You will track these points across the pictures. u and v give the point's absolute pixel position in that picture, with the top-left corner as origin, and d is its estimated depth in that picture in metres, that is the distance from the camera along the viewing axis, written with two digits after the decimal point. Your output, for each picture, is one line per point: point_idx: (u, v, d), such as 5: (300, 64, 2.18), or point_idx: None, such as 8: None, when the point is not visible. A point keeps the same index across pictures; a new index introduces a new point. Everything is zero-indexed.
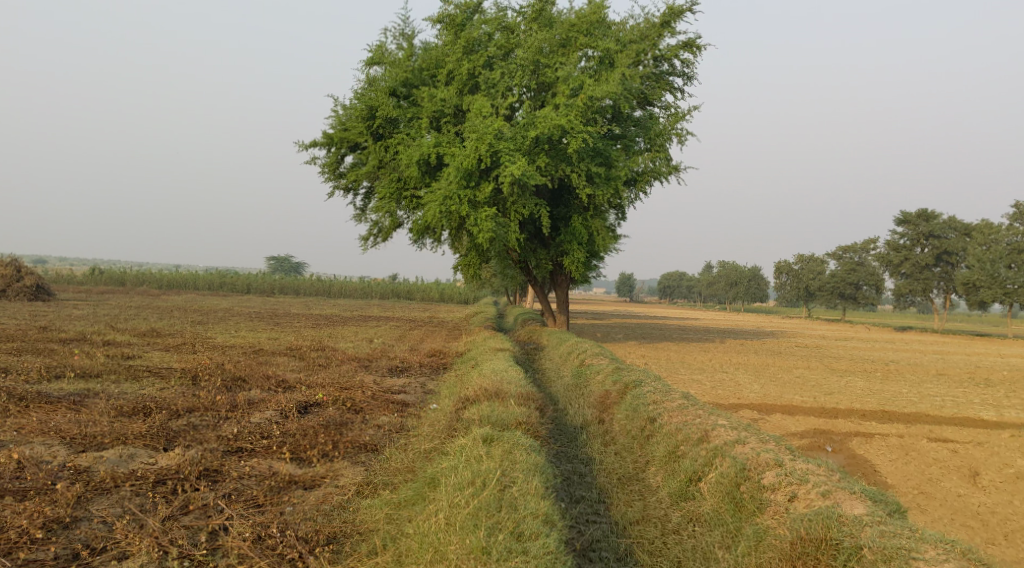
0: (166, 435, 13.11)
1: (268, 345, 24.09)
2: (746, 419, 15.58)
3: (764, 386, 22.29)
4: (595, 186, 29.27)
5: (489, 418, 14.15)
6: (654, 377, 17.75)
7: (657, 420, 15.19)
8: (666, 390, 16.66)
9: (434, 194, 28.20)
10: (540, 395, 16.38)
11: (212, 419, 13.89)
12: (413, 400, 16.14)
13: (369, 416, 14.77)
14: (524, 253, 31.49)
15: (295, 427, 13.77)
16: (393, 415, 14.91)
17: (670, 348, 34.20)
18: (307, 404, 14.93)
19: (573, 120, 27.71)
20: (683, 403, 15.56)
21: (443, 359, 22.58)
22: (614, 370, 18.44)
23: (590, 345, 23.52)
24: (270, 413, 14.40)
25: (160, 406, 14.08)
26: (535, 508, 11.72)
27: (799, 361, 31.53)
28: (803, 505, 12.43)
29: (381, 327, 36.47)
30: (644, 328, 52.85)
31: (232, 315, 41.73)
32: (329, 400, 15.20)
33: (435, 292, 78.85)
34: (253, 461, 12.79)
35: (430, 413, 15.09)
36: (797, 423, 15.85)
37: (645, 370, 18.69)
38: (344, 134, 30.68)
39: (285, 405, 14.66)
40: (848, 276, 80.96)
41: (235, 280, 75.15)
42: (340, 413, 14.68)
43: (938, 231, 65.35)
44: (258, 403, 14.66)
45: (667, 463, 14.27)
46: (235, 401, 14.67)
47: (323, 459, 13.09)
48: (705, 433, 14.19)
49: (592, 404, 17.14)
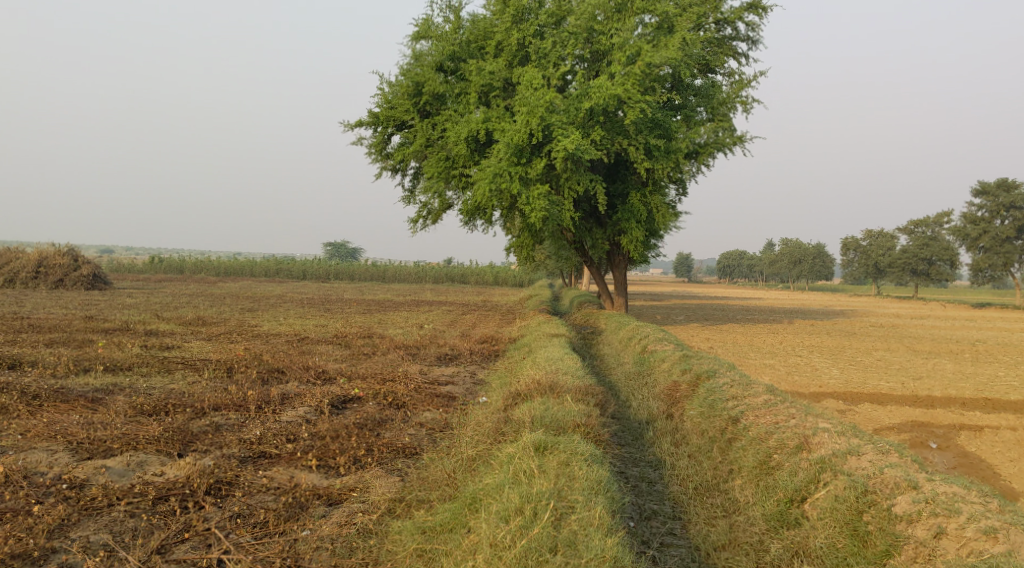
0: (182, 439, 12.06)
1: (314, 333, 23.07)
2: (835, 414, 14.02)
3: (844, 372, 20.66)
4: (654, 160, 27.71)
5: (543, 419, 12.79)
6: (727, 365, 16.25)
7: (740, 421, 13.71)
8: (743, 381, 15.17)
9: (483, 172, 26.86)
10: (601, 388, 15.02)
11: (237, 419, 12.81)
12: (462, 392, 14.89)
13: (412, 413, 13.56)
14: (579, 232, 30.06)
15: (326, 428, 12.60)
16: (437, 411, 13.69)
17: (737, 330, 32.54)
18: (344, 399, 13.79)
19: (630, 90, 26.17)
20: (769, 400, 14.08)
21: (497, 345, 21.30)
22: (681, 357, 16.98)
23: (651, 329, 22.02)
24: (304, 410, 13.29)
25: (184, 404, 13.07)
26: (600, 551, 10.35)
27: (877, 342, 29.78)
28: (956, 544, 10.97)
29: (434, 312, 35.32)
30: (708, 309, 51.09)
31: (284, 302, 41.00)
32: (369, 393, 14.03)
33: (491, 276, 77.73)
34: (274, 470, 11.64)
35: (478, 408, 13.82)
36: (890, 415, 14.25)
37: (717, 358, 17.19)
38: (390, 112, 29.51)
39: (321, 400, 13.52)
40: (921, 251, 78.08)
41: (291, 267, 74.84)
42: (380, 410, 13.51)
43: (1019, 203, 62.42)
44: (292, 399, 13.54)
45: (758, 476, 12.70)
46: (268, 397, 13.60)
47: (355, 466, 11.91)
48: (805, 441, 12.78)
49: (658, 396, 15.72)
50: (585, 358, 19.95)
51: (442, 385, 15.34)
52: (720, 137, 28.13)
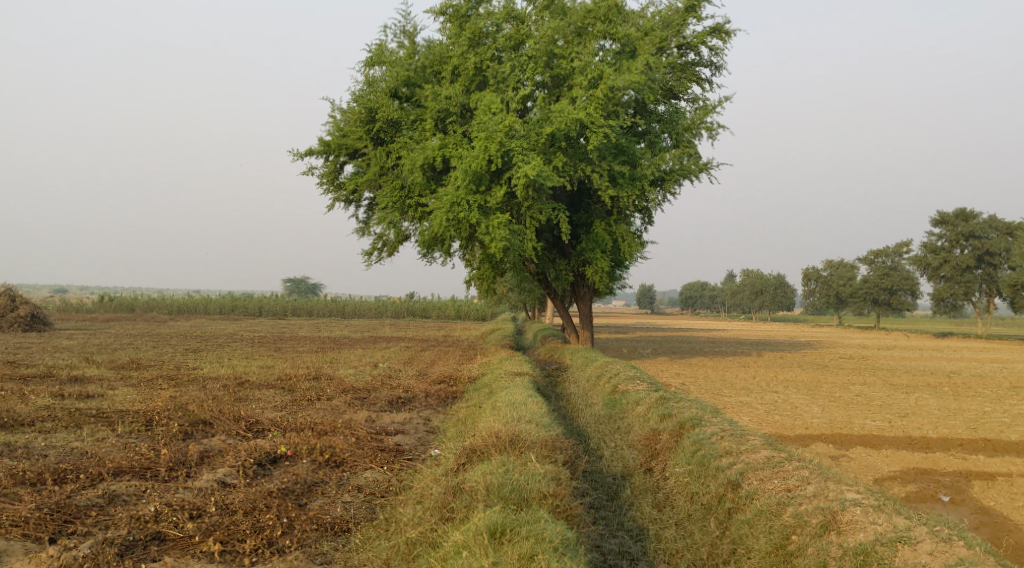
0: (61, 519, 10.37)
1: (256, 377, 21.33)
2: (829, 464, 12.67)
3: (826, 410, 19.24)
4: (618, 187, 26.44)
5: (500, 489, 11.19)
6: (711, 411, 14.76)
7: (742, 487, 12.14)
8: (729, 431, 13.68)
9: (440, 201, 25.39)
10: (570, 440, 13.49)
11: (137, 488, 11.12)
12: (412, 445, 13.28)
13: (350, 475, 11.95)
14: (542, 264, 28.65)
15: (240, 500, 10.91)
16: (380, 472, 12.09)
17: (706, 364, 31.15)
18: (273, 459, 12.14)
19: (592, 114, 24.88)
20: (771, 457, 12.53)
21: (455, 386, 19.68)
22: (657, 400, 15.51)
23: (621, 366, 20.50)
24: (223, 472, 11.63)
25: (77, 469, 11.39)
26: None
27: (851, 375, 28.60)
28: None
29: (391, 349, 33.61)
30: (673, 342, 49.74)
31: (234, 341, 39.05)
32: (302, 450, 12.39)
33: (452, 310, 76.10)
34: (163, 561, 9.92)
35: (429, 467, 12.23)
36: (888, 462, 12.96)
37: (698, 401, 15.72)
38: (342, 140, 27.97)
39: (244, 460, 11.88)
40: (882, 281, 77.70)
41: (246, 303, 72.55)
42: (312, 471, 11.88)
43: (979, 232, 62.28)
44: (210, 460, 11.88)
45: (775, 565, 11.11)
46: (184, 456, 11.94)
47: (268, 550, 10.24)
48: (831, 518, 11.12)
49: (634, 448, 14.23)
50: (551, 399, 18.37)
51: (392, 435, 13.70)
52: (686, 164, 26.94)
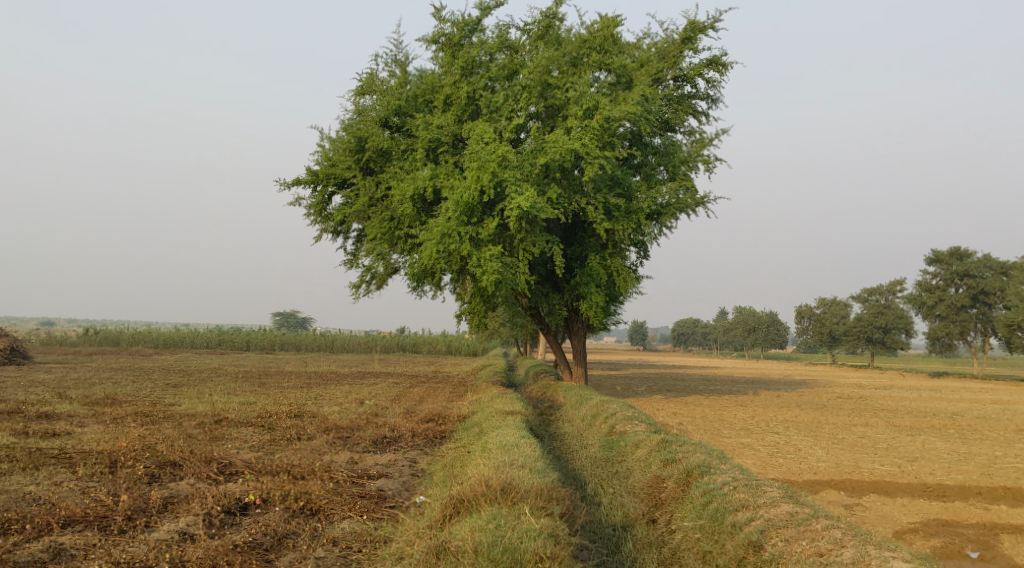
0: None
1: (235, 414, 20.44)
2: (846, 515, 11.86)
3: (832, 453, 18.43)
4: (614, 220, 25.75)
5: (490, 550, 10.43)
6: (716, 456, 13.95)
7: (765, 549, 11.27)
8: (741, 481, 12.84)
9: (430, 232, 24.68)
10: (567, 488, 12.65)
11: (88, 540, 10.24)
12: (396, 490, 12.41)
13: (326, 525, 11.08)
14: (535, 298, 27.90)
15: (198, 555, 10.03)
16: (359, 522, 11.22)
17: (702, 402, 30.33)
18: (243, 507, 11.27)
19: (587, 145, 24.23)
20: (793, 514, 11.68)
21: (444, 425, 18.82)
22: (658, 443, 14.69)
23: (618, 404, 19.67)
24: (186, 521, 10.77)
25: (25, 519, 10.53)
26: None
27: (852, 416, 27.80)
28: None
29: (378, 385, 32.66)
30: (667, 379, 48.88)
31: (217, 376, 38.04)
32: (276, 496, 11.52)
33: (443, 346, 75.15)
34: None
35: (413, 518, 11.36)
36: (907, 512, 12.20)
37: (703, 445, 14.93)
38: (331, 170, 27.24)
39: (211, 509, 11.01)
40: (875, 319, 77.14)
41: (234, 337, 71.45)
42: (284, 521, 11.01)
43: (974, 271, 61.87)
44: (174, 507, 11.02)
45: None
46: (146, 503, 11.08)
47: None
48: None
49: (636, 496, 13.40)
50: (544, 440, 17.52)
51: (375, 479, 12.84)
52: (682, 197, 26.27)
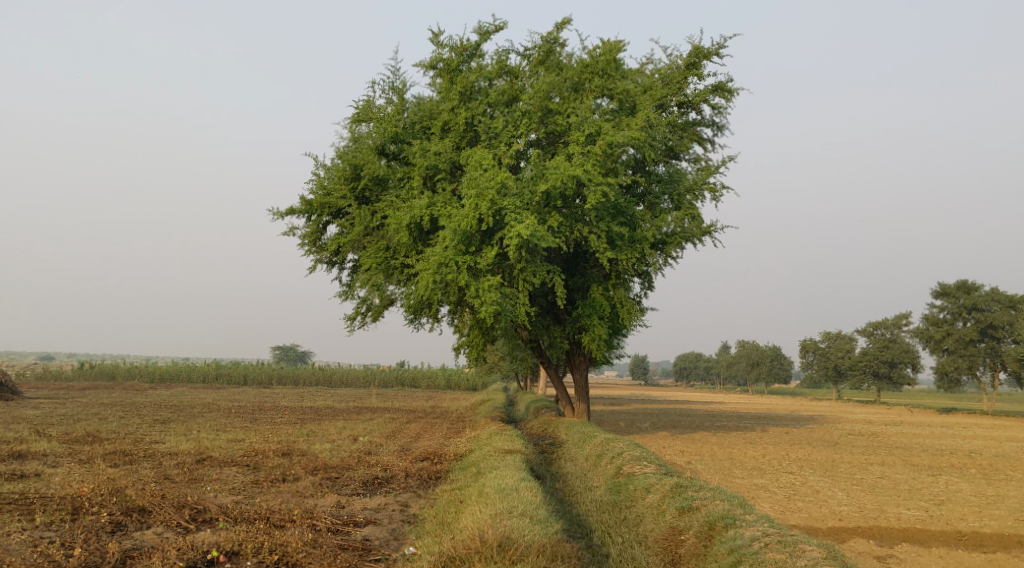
0: None
1: (220, 453, 19.44)
2: None
3: (851, 496, 17.40)
4: (617, 250, 24.81)
5: None
6: (736, 504, 12.93)
7: None
8: (768, 533, 11.86)
9: (426, 262, 23.77)
10: (572, 542, 11.60)
11: None
12: (382, 540, 11.46)
13: None
14: (535, 330, 26.92)
15: None
16: None
17: (709, 439, 29.24)
18: (211, 560, 10.38)
19: (590, 171, 23.36)
20: None
21: (439, 465, 17.78)
22: (667, 489, 13.63)
23: (623, 442, 18.63)
24: None
25: None
26: None
27: (866, 454, 26.74)
28: None
29: (373, 421, 31.55)
30: (671, 415, 47.67)
31: (208, 411, 36.90)
32: (248, 548, 10.61)
33: (442, 380, 74.01)
34: None
35: None
36: None
37: (721, 490, 13.90)
38: (325, 199, 26.34)
39: (171, 563, 10.11)
40: (881, 353, 76.03)
41: (230, 371, 70.26)
42: None
43: (982, 304, 60.94)
44: (132, 562, 10.13)
45: None
46: (101, 557, 10.20)
47: None
48: None
49: (648, 551, 12.35)
50: (545, 481, 16.47)
51: (362, 526, 11.90)
52: (687, 226, 25.36)
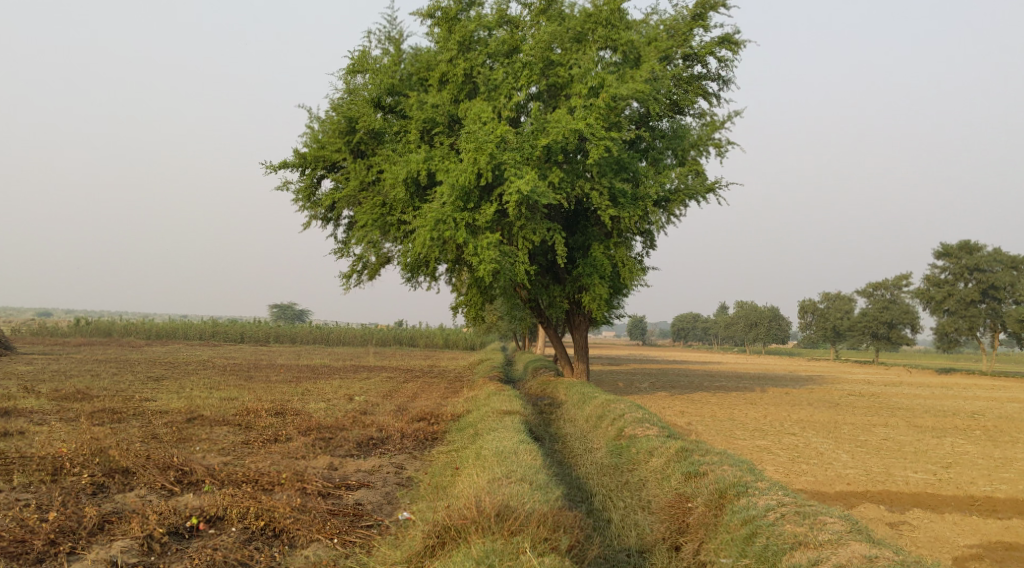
0: None
1: (212, 411, 19.03)
2: (905, 545, 10.69)
3: (857, 459, 16.97)
4: (619, 207, 24.21)
5: None
6: (743, 470, 12.58)
7: None
8: (781, 506, 11.38)
9: (423, 218, 23.19)
10: (575, 514, 11.22)
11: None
12: (374, 505, 11.21)
13: (289, 550, 9.97)
14: (534, 289, 26.41)
15: None
16: (327, 544, 10.10)
17: (709, 400, 28.83)
18: (195, 526, 10.15)
19: (592, 125, 22.72)
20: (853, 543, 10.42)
21: (436, 426, 17.35)
22: (673, 458, 13.23)
23: (624, 404, 18.18)
24: (123, 544, 9.64)
25: None
26: None
27: (869, 416, 26.36)
28: None
29: (370, 380, 31.15)
30: (670, 375, 47.30)
31: (203, 369, 36.50)
32: (234, 514, 10.37)
33: (440, 339, 73.72)
34: None
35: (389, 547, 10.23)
36: (965, 536, 11.12)
37: (727, 455, 13.56)
38: (319, 152, 25.70)
39: (152, 529, 9.86)
40: (881, 314, 75.67)
41: (227, 329, 69.85)
42: (239, 545, 9.88)
43: (984, 265, 60.44)
44: (111, 527, 9.87)
45: None
46: (78, 521, 9.93)
47: None
48: None
49: (655, 523, 12.00)
50: (544, 443, 16.05)
51: (354, 491, 11.57)
52: (691, 183, 24.74)
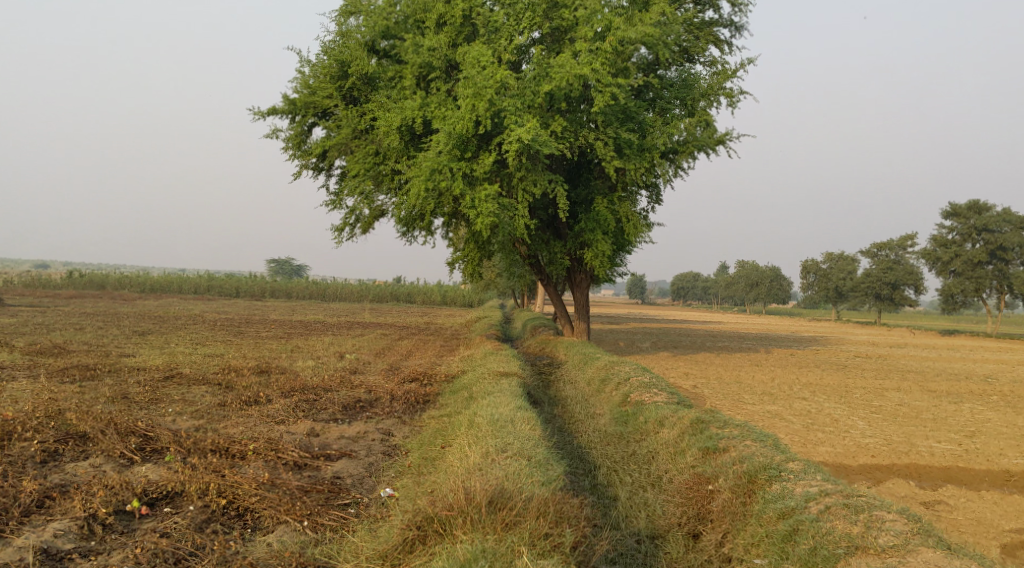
0: None
1: (192, 369, 18.08)
2: (949, 536, 10.16)
3: (874, 426, 15.99)
4: (625, 159, 23.06)
5: None
6: (769, 448, 11.72)
7: None
8: (824, 494, 10.65)
9: (418, 167, 22.08)
10: (586, 505, 10.56)
11: None
12: (353, 479, 10.81)
13: (254, 532, 9.83)
14: (534, 245, 25.35)
15: None
16: (298, 526, 9.93)
17: (714, 361, 27.87)
18: (152, 503, 10.04)
19: (598, 71, 21.49)
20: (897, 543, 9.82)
21: (428, 387, 16.38)
22: (687, 432, 12.50)
23: (628, 365, 17.23)
24: (66, 526, 9.54)
25: None
26: None
27: (879, 379, 25.39)
28: None
29: (364, 337, 30.13)
30: (672, 334, 46.34)
31: (193, 323, 35.47)
32: (194, 491, 10.16)
33: (438, 296, 72.88)
34: None
35: (366, 529, 9.98)
36: (1010, 518, 10.60)
37: (745, 426, 12.65)
38: (310, 98, 24.47)
39: (95, 511, 9.75)
40: (885, 275, 74.55)
41: (224, 283, 68.80)
42: (193, 528, 9.73)
43: (992, 225, 59.01)
44: (54, 506, 9.76)
45: None
46: (20, 495, 9.82)
47: None
48: None
49: (671, 504, 11.37)
50: (544, 407, 15.18)
51: (332, 462, 11.17)
52: (700, 134, 23.54)
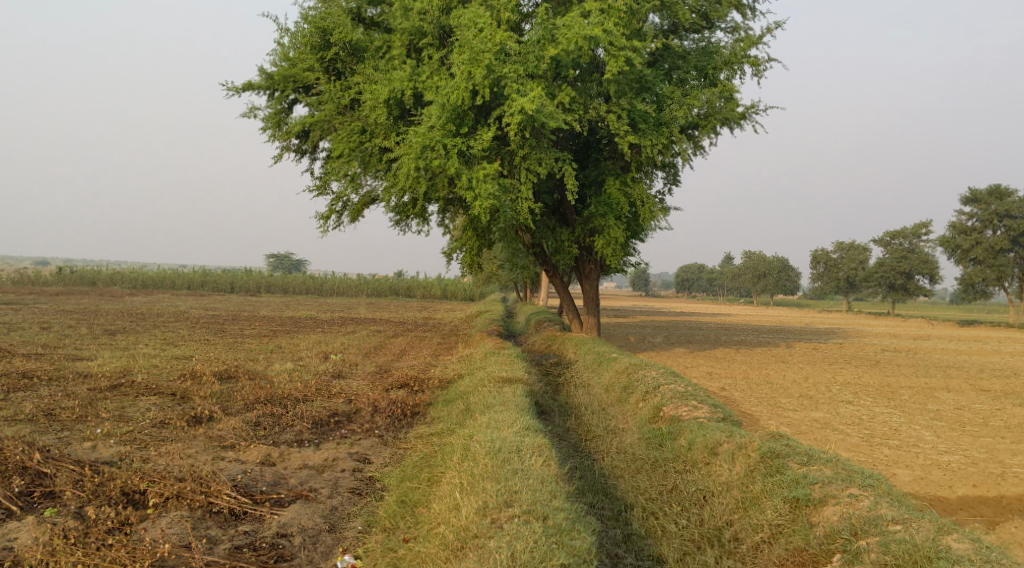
0: None
1: (148, 375, 15.64)
2: None
3: (944, 437, 13.60)
4: (640, 134, 20.59)
5: None
6: (894, 506, 9.78)
7: None
8: None
9: (407, 145, 19.65)
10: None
11: None
12: (301, 537, 9.16)
13: None
14: (539, 232, 22.87)
15: None
16: None
17: (736, 358, 25.45)
18: None
19: (611, 31, 19.02)
20: None
21: (419, 396, 13.99)
22: (749, 477, 10.55)
23: (653, 368, 14.89)
24: None
25: None
26: None
27: (921, 377, 22.97)
28: None
29: (355, 334, 27.67)
30: (682, 329, 43.86)
31: (175, 321, 32.85)
32: None
33: (438, 290, 70.38)
34: None
35: None
36: None
37: (842, 464, 10.60)
38: (289, 72, 21.89)
39: None
40: (898, 265, 71.92)
41: (217, 278, 66.23)
42: None
43: (1014, 211, 56.28)
44: None
45: None
46: None
47: None
48: None
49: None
50: (557, 419, 12.95)
51: (284, 506, 9.62)
52: (724, 105, 21.07)
